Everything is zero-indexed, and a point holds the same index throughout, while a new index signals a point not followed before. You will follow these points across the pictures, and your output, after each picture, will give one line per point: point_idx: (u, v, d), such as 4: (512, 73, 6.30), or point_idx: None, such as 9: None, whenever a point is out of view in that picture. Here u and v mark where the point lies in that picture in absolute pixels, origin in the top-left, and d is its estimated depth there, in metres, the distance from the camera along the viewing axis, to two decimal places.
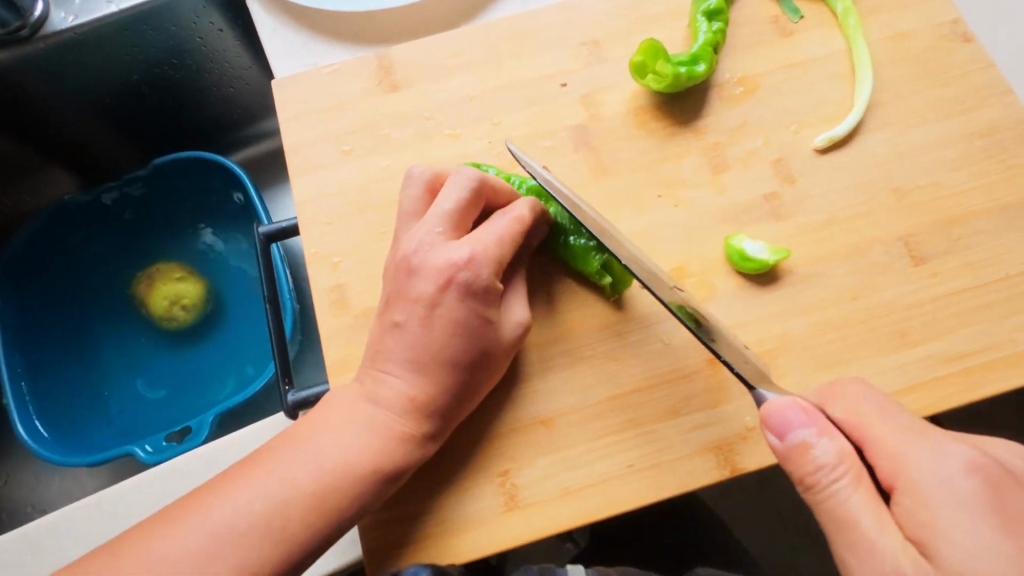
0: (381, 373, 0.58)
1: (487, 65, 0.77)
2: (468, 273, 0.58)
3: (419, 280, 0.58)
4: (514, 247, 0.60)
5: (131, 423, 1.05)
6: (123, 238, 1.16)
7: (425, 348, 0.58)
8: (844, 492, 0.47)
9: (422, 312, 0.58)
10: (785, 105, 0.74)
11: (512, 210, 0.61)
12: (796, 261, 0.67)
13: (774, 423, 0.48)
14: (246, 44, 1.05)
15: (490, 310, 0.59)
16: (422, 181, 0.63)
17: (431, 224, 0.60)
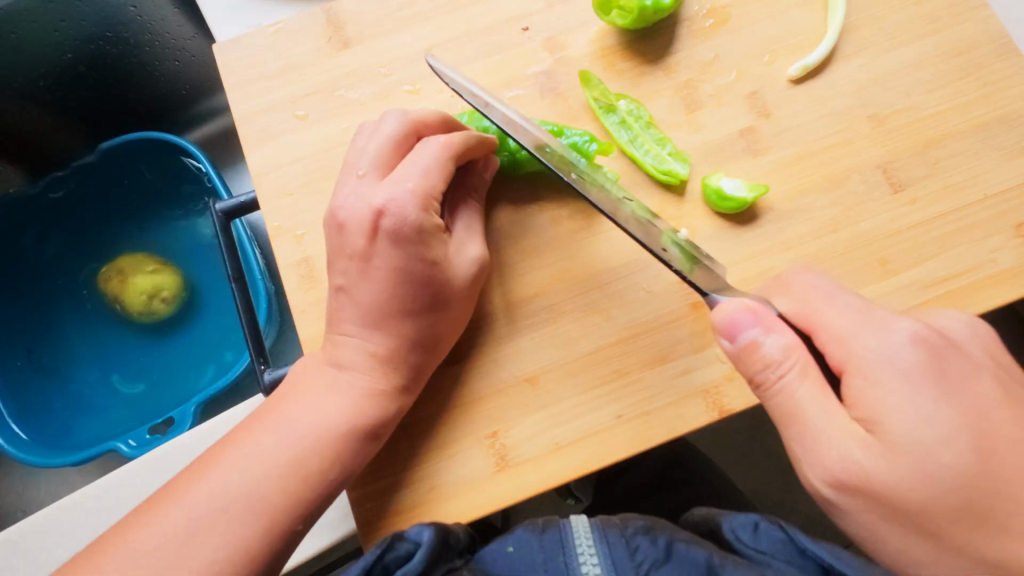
0: (338, 334, 0.57)
1: (442, 13, 0.73)
2: (392, 217, 0.55)
3: (350, 236, 0.57)
4: (440, 172, 0.57)
5: (111, 419, 1.03)
6: (80, 230, 1.10)
7: (375, 301, 0.56)
8: (792, 384, 0.49)
9: (359, 269, 0.57)
10: (757, 35, 0.71)
11: (441, 136, 0.57)
12: (775, 197, 0.66)
13: (722, 327, 0.50)
14: (186, 11, 0.98)
15: (433, 250, 0.57)
16: (358, 134, 0.60)
17: (354, 175, 0.58)
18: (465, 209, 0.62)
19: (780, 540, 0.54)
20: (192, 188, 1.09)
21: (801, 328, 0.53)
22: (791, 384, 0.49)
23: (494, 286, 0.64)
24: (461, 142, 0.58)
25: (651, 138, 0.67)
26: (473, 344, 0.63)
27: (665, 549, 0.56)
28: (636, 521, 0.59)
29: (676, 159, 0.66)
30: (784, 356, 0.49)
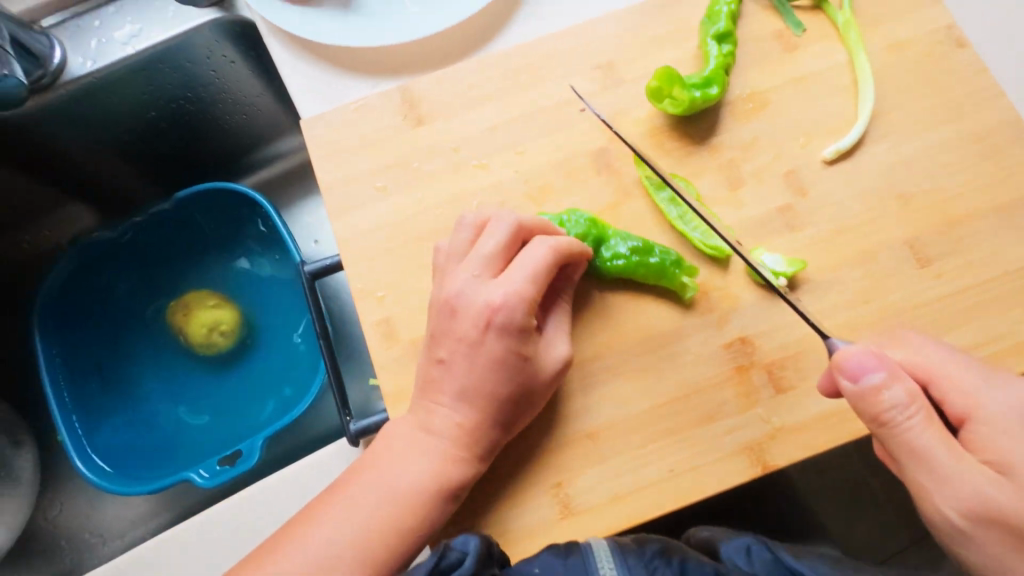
0: (432, 405, 0.64)
1: (507, 95, 0.81)
2: (504, 313, 0.62)
3: (462, 321, 0.63)
4: (547, 277, 0.64)
5: (177, 448, 1.10)
6: (150, 270, 1.17)
7: (474, 385, 0.63)
8: (917, 428, 0.54)
9: (465, 352, 0.63)
10: (793, 118, 0.78)
11: (550, 240, 0.64)
12: (812, 269, 0.73)
13: (851, 368, 0.55)
14: (260, 73, 1.07)
15: (527, 347, 0.63)
16: (471, 227, 0.67)
17: (471, 267, 0.64)
18: (557, 305, 0.69)
19: (767, 560, 0.67)
20: (254, 233, 1.18)
21: (919, 380, 0.59)
22: (916, 427, 0.54)
23: None
24: (568, 252, 0.65)
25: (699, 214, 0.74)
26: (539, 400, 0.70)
27: (679, 567, 0.64)
28: (653, 545, 0.66)
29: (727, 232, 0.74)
30: (910, 400, 0.55)
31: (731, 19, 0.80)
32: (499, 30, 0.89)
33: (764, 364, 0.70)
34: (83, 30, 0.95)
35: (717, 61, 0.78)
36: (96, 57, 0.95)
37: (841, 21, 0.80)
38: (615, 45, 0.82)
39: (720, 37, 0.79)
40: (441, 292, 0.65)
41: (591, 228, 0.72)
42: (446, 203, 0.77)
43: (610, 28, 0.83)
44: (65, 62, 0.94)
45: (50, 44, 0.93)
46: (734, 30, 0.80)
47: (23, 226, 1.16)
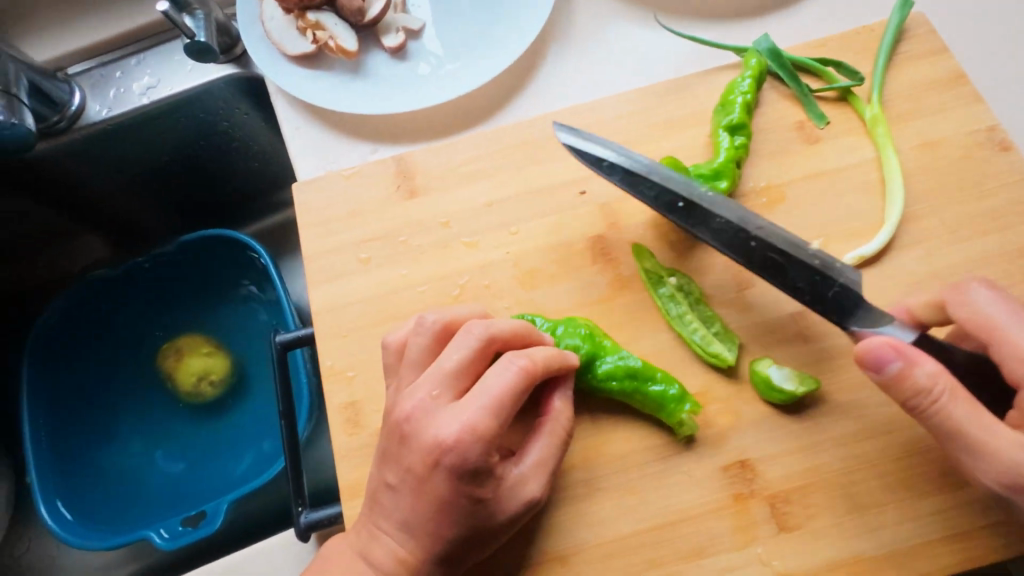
0: (375, 529, 0.59)
1: (504, 171, 0.77)
2: (454, 454, 0.55)
3: (411, 450, 0.57)
4: (512, 409, 0.56)
5: (149, 498, 1.07)
6: (148, 310, 1.18)
7: (420, 522, 0.57)
8: (944, 407, 0.55)
9: (411, 485, 0.57)
10: (812, 217, 0.72)
11: (518, 365, 0.57)
12: (825, 389, 0.65)
13: (867, 362, 0.57)
14: (272, 124, 1.07)
15: (478, 490, 0.56)
16: (433, 331, 0.61)
17: (427, 386, 0.58)
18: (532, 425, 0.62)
19: None
20: (250, 278, 1.16)
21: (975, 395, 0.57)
22: (944, 407, 0.55)
23: None
24: (542, 372, 0.59)
25: (699, 315, 0.68)
26: None
27: None
28: None
29: (723, 340, 0.67)
30: (933, 382, 0.55)
31: (745, 108, 0.75)
32: (505, 102, 0.86)
33: (765, 496, 0.62)
34: (104, 79, 0.98)
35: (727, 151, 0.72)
36: (113, 104, 0.97)
37: (869, 116, 0.74)
38: (623, 126, 0.78)
39: (733, 127, 0.74)
40: (396, 411, 0.58)
41: (587, 342, 0.65)
42: (430, 282, 0.73)
43: (619, 107, 0.79)
44: (84, 107, 0.97)
45: (70, 90, 0.95)
46: (748, 120, 0.75)
47: (32, 256, 1.18)
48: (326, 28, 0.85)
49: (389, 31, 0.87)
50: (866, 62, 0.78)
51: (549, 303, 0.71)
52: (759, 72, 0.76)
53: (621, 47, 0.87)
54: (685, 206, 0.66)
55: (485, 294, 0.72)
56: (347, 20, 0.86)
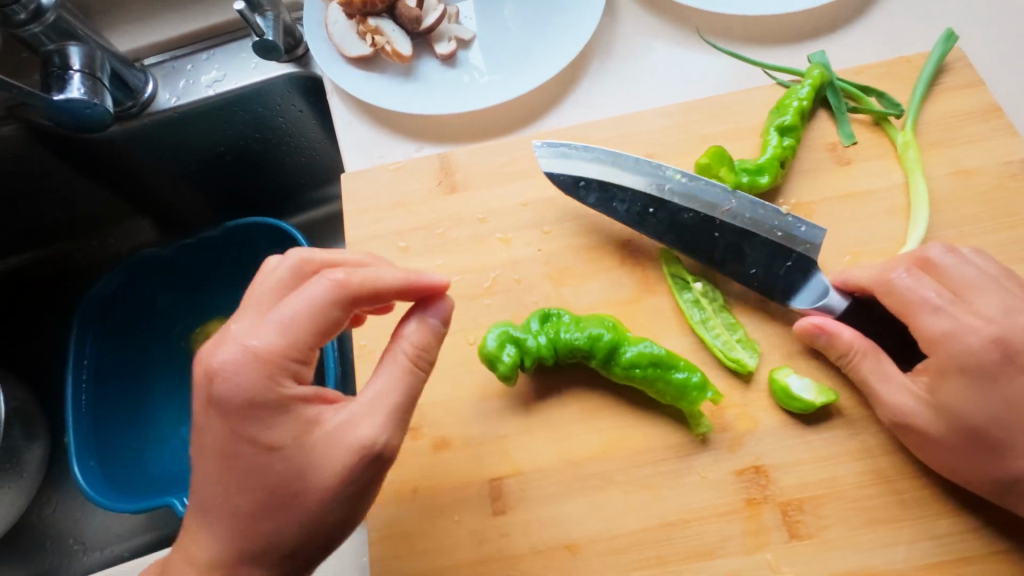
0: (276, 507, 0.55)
1: (542, 174, 0.81)
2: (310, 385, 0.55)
3: (227, 397, 0.54)
4: (312, 333, 0.56)
5: (173, 470, 1.11)
6: (190, 291, 1.24)
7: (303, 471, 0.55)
8: (859, 366, 0.63)
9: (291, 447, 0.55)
10: (839, 235, 0.74)
11: (332, 279, 0.56)
12: (845, 402, 0.65)
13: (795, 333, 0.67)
14: (323, 123, 1.14)
15: (249, 429, 0.54)
16: (288, 268, 0.59)
17: (251, 334, 0.55)
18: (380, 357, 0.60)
19: None
20: (289, 267, 1.22)
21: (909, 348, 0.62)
22: (859, 365, 0.63)
23: (551, 442, 0.67)
24: (353, 293, 0.57)
25: (722, 321, 0.70)
26: (523, 498, 0.65)
27: None
28: None
29: (745, 347, 0.68)
30: (849, 345, 0.64)
31: (800, 112, 0.77)
32: (546, 111, 0.91)
33: (779, 502, 0.62)
34: (175, 70, 1.06)
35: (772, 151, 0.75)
36: (181, 94, 1.05)
37: (902, 141, 0.76)
38: (658, 139, 0.81)
39: (783, 129, 0.76)
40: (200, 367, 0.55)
41: (611, 331, 0.66)
42: (464, 273, 0.77)
43: (655, 120, 0.82)
44: (154, 95, 1.04)
45: (145, 79, 1.03)
46: (800, 124, 0.77)
47: (90, 233, 1.25)
48: (385, 33, 0.91)
49: (442, 40, 0.93)
50: (901, 92, 0.80)
51: (576, 301, 0.74)
52: (819, 81, 0.78)
53: (661, 66, 0.91)
54: (655, 209, 0.73)
55: (515, 287, 0.75)
56: (404, 28, 0.92)
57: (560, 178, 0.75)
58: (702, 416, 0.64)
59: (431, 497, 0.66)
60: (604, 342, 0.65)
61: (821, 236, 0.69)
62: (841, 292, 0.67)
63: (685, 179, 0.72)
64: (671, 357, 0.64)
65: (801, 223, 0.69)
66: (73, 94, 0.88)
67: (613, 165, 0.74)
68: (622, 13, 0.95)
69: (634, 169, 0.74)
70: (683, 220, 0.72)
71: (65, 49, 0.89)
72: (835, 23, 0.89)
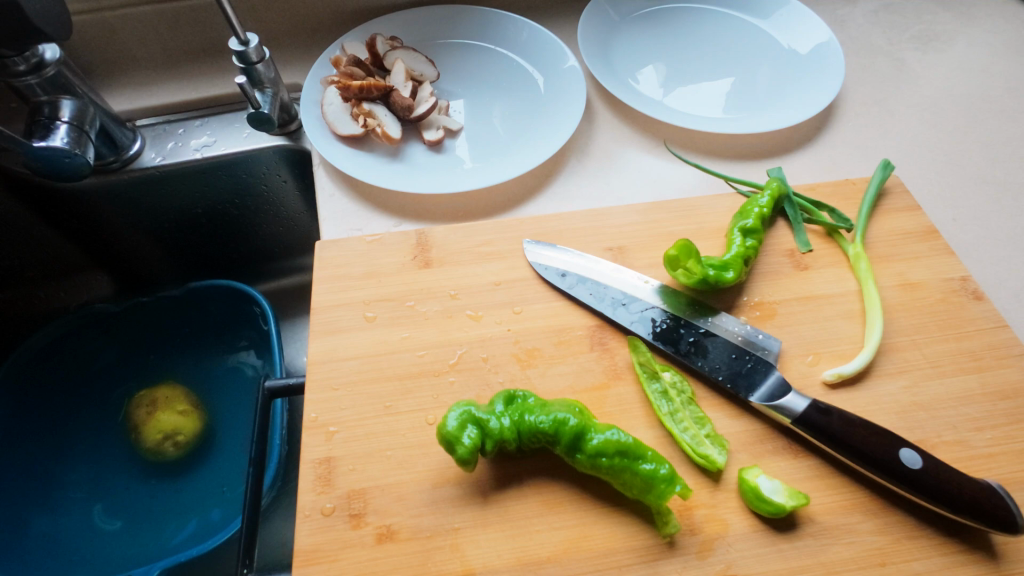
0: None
1: (515, 256, 0.82)
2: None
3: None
4: None
5: (76, 555, 0.98)
6: (134, 352, 1.16)
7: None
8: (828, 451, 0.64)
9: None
10: (801, 335, 0.75)
11: None
12: (816, 507, 0.63)
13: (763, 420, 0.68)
14: (305, 195, 1.17)
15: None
16: None
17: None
18: None
19: None
20: (249, 333, 1.17)
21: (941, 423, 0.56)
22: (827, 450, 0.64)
23: (508, 538, 0.61)
24: None
25: (690, 415, 0.68)
26: None
27: None
28: None
29: (714, 444, 0.66)
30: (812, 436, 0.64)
31: (761, 218, 0.81)
32: (524, 199, 0.95)
33: None
34: (165, 133, 1.08)
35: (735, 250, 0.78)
36: (166, 154, 1.06)
37: (853, 253, 0.81)
38: (629, 233, 0.85)
39: (746, 230, 0.80)
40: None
41: (577, 416, 0.63)
42: (429, 347, 0.74)
43: (625, 216, 0.87)
44: (140, 153, 1.05)
45: (132, 137, 1.05)
46: (761, 229, 0.81)
47: (38, 285, 1.18)
48: (377, 116, 0.97)
49: (431, 127, 0.99)
50: (849, 209, 0.87)
51: (543, 384, 0.72)
52: (778, 193, 0.85)
53: (632, 169, 0.98)
54: (627, 304, 0.76)
55: (481, 366, 0.73)
56: (395, 114, 0.98)
57: (543, 273, 0.80)
58: (672, 516, 0.60)
59: None
60: (569, 428, 0.62)
61: (778, 345, 0.73)
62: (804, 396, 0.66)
63: (654, 287, 0.78)
64: (638, 446, 0.61)
65: (759, 332, 0.74)
66: (56, 143, 0.88)
67: (593, 267, 0.80)
68: (598, 120, 1.04)
69: (608, 271, 0.79)
70: (656, 321, 0.75)
71: (56, 102, 0.90)
72: (787, 146, 0.99)
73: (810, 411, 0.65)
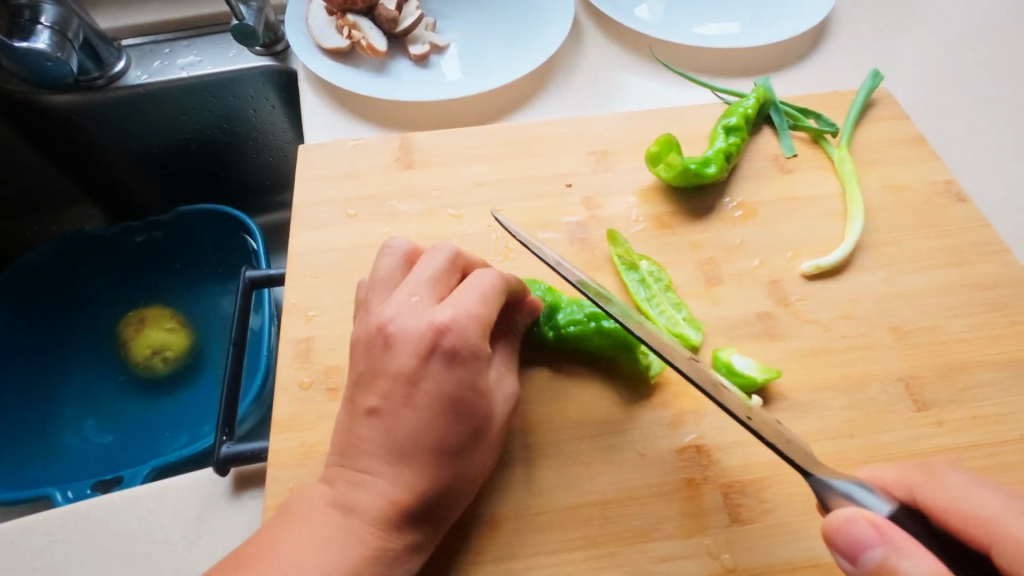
0: (355, 471, 0.51)
1: (497, 159, 0.82)
2: (453, 335, 0.52)
3: (398, 352, 0.52)
4: None
5: (68, 466, 0.98)
6: (126, 278, 1.18)
7: (403, 434, 0.51)
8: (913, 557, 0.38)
9: (401, 392, 0.51)
10: (783, 232, 0.75)
11: None
12: (787, 385, 0.63)
13: (739, 311, 0.69)
14: (293, 121, 1.16)
15: (369, 397, 0.53)
16: None
17: (406, 291, 0.55)
18: None
19: None
20: (238, 260, 1.17)
21: None
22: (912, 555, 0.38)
23: None
24: None
25: (667, 301, 0.69)
26: None
27: None
28: None
29: (689, 326, 0.67)
30: None
31: (745, 117, 0.82)
32: (510, 114, 0.95)
33: (720, 483, 0.58)
34: (151, 53, 1.07)
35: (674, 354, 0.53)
36: (153, 72, 1.05)
37: (836, 156, 0.81)
38: (613, 137, 0.84)
39: (729, 129, 0.81)
40: (371, 321, 0.55)
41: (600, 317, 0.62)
42: (410, 242, 0.75)
43: (612, 122, 0.85)
44: (125, 71, 1.05)
45: (118, 55, 1.04)
46: (746, 128, 0.82)
47: (31, 215, 1.18)
48: (362, 29, 0.95)
49: (417, 42, 0.98)
50: (836, 116, 0.86)
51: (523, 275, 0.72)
52: (763, 98, 0.84)
53: (622, 85, 0.97)
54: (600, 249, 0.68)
55: None
56: (381, 28, 0.97)
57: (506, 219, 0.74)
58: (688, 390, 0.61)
59: None
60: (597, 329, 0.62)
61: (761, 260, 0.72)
62: (884, 495, 0.43)
63: (575, 283, 0.57)
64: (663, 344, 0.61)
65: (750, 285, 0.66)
66: (38, 45, 0.89)
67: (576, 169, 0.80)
68: (587, 39, 1.02)
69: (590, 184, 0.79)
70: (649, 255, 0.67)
71: (38, 6, 0.90)
72: (777, 62, 0.97)
73: (896, 519, 0.42)
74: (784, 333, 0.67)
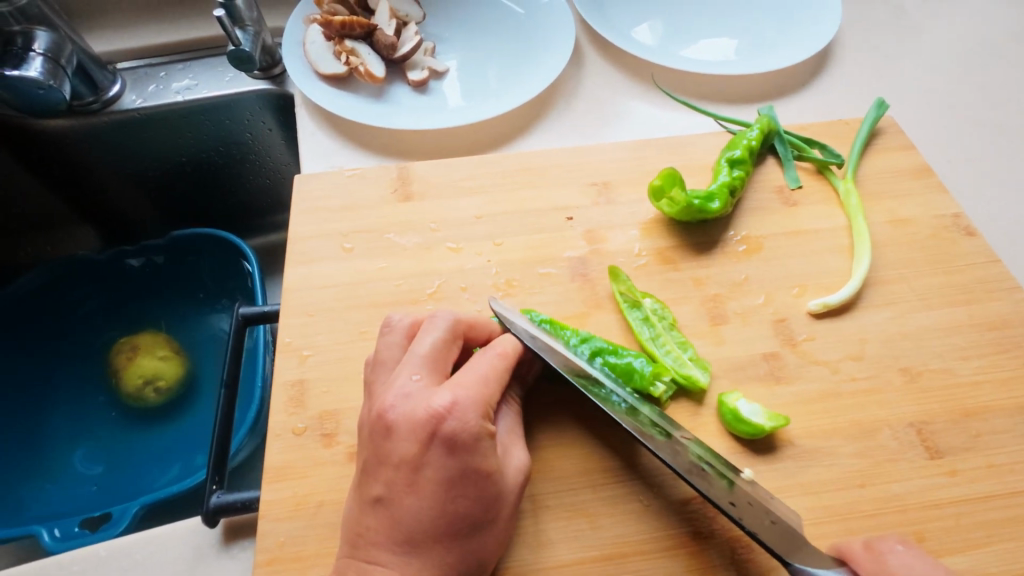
0: (367, 563, 0.49)
1: (497, 190, 0.80)
2: (453, 419, 0.50)
3: (399, 438, 0.51)
4: None
5: (57, 499, 0.96)
6: (119, 303, 1.16)
7: (413, 522, 0.49)
8: None
9: (405, 479, 0.50)
10: (788, 268, 0.74)
11: None
12: (795, 431, 0.62)
13: (745, 352, 0.67)
14: (290, 144, 1.14)
15: (376, 484, 0.51)
16: None
17: (407, 371, 0.53)
18: None
19: None
20: (234, 285, 1.15)
21: None
22: None
23: None
24: None
25: (673, 339, 0.67)
26: None
27: None
28: None
29: (696, 366, 0.65)
30: None
31: (749, 149, 0.80)
32: (509, 142, 0.93)
33: (727, 536, 0.56)
34: (146, 76, 1.06)
35: (664, 444, 0.55)
36: (148, 97, 1.04)
37: (843, 189, 0.79)
38: (615, 168, 0.82)
39: (733, 161, 0.79)
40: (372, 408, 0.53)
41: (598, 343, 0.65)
42: (407, 277, 0.73)
43: (614, 152, 0.84)
44: (120, 96, 1.03)
45: (113, 79, 1.03)
46: (750, 160, 0.80)
47: (24, 235, 1.16)
48: (360, 55, 0.94)
49: (415, 68, 0.96)
50: (841, 146, 0.85)
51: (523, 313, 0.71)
52: (767, 128, 0.82)
53: (622, 112, 0.95)
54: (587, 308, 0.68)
55: (460, 295, 0.72)
56: (379, 53, 0.95)
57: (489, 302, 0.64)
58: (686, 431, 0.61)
59: (335, 514, 0.58)
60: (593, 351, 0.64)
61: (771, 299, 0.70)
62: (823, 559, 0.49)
63: (560, 371, 0.59)
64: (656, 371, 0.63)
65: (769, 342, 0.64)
66: (29, 73, 0.88)
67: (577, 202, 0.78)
68: (587, 65, 1.01)
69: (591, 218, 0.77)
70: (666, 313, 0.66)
71: (31, 33, 0.90)
72: (780, 89, 0.96)
73: None
74: (791, 375, 0.65)
